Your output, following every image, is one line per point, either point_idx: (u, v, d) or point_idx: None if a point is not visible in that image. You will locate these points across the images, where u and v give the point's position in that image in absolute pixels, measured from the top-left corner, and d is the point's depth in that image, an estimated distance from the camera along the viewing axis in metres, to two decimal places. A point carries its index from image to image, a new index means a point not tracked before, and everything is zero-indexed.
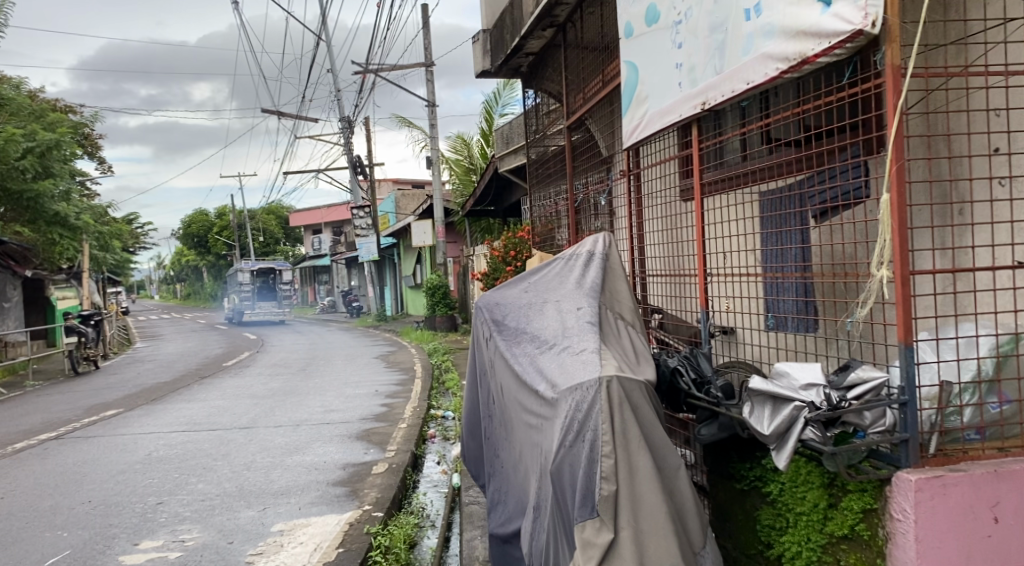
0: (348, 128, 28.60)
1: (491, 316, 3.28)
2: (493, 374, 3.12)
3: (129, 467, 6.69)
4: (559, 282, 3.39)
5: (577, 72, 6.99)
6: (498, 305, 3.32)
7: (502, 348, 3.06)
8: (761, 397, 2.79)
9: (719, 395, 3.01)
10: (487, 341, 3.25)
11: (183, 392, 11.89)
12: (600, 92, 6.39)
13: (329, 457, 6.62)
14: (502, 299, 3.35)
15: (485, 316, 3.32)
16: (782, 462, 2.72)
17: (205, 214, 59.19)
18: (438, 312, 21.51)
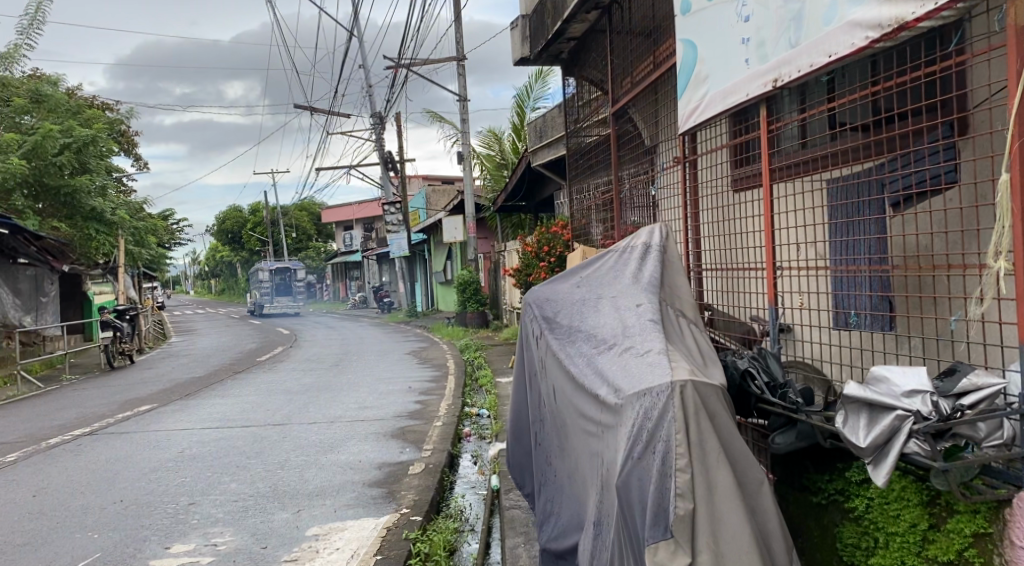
0: (380, 123, 28.57)
1: (541, 313, 3.06)
2: (543, 376, 2.89)
3: (162, 465, 6.60)
4: (615, 276, 3.14)
5: (623, 56, 6.71)
6: (548, 300, 3.10)
7: (555, 347, 2.83)
8: (856, 405, 2.57)
9: (798, 401, 2.81)
10: (538, 340, 3.02)
11: (217, 387, 11.86)
12: (648, 75, 6.10)
13: (363, 456, 6.45)
14: (551, 294, 3.13)
15: (534, 312, 3.10)
16: (880, 478, 2.47)
17: (238, 210, 59.81)
18: (470, 308, 21.34)
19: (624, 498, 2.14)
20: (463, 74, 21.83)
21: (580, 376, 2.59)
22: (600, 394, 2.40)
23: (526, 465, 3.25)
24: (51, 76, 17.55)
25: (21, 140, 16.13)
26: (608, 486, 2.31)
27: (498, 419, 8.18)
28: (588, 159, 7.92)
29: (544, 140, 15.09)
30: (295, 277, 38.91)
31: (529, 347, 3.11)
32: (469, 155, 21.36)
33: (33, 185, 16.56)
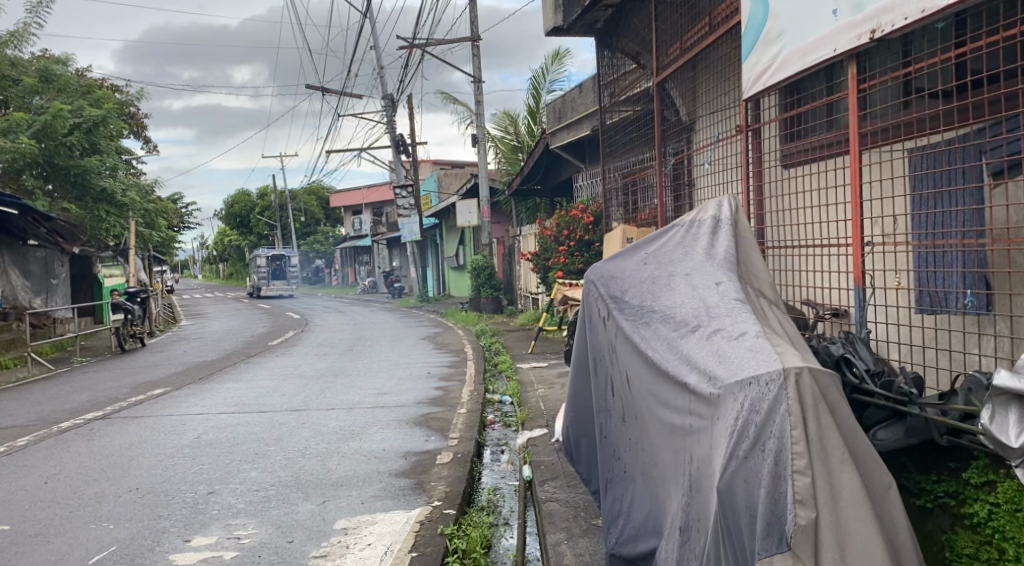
0: (391, 106, 28.21)
1: (606, 291, 2.76)
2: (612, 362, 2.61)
3: (178, 451, 6.34)
4: (684, 252, 2.83)
5: (673, 20, 6.38)
6: (614, 278, 2.80)
7: (626, 329, 2.53)
8: (1005, 398, 2.33)
9: (907, 391, 2.65)
10: (604, 321, 2.73)
11: (230, 371, 11.62)
12: (705, 37, 5.75)
13: (387, 444, 6.20)
14: (616, 271, 2.83)
15: (598, 291, 2.80)
16: None
17: (247, 193, 59.54)
18: (484, 294, 21.06)
19: (725, 503, 1.85)
20: (477, 55, 21.44)
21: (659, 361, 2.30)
22: (689, 384, 2.12)
23: (586, 457, 2.99)
24: (60, 55, 17.28)
25: (31, 120, 15.89)
26: (702, 487, 2.03)
27: (522, 407, 7.91)
28: (623, 135, 7.63)
29: (563, 122, 14.74)
30: (289, 263, 41.11)
31: (592, 331, 2.82)
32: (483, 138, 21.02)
33: (43, 165, 16.31)
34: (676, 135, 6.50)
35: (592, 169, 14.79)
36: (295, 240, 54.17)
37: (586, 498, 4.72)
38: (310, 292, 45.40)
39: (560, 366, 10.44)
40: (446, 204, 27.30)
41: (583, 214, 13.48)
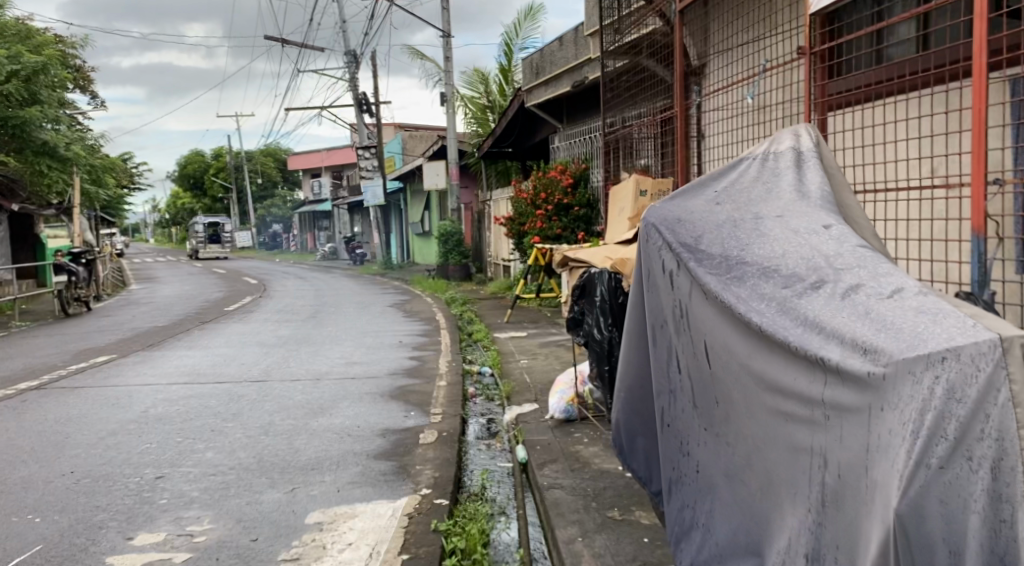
0: (354, 63, 27.04)
1: (672, 239, 2.16)
2: (685, 331, 2.07)
3: (123, 427, 5.62)
4: (767, 189, 2.25)
5: None
6: (681, 220, 2.20)
7: (710, 288, 1.98)
8: None
9: None
10: (667, 278, 2.17)
11: (184, 338, 10.80)
12: None
13: (362, 420, 5.59)
14: (681, 210, 2.23)
15: (659, 238, 2.19)
16: None
17: (201, 154, 57.42)
18: (451, 261, 20.41)
19: (914, 530, 1.43)
20: (446, 9, 20.44)
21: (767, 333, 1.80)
22: (830, 360, 1.67)
23: (635, 436, 2.54)
24: None
25: None
26: (847, 500, 1.61)
27: (505, 379, 7.37)
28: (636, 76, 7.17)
29: (540, 78, 14.05)
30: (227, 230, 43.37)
31: (648, 290, 2.25)
32: (452, 97, 20.14)
33: None
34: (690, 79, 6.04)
35: (570, 130, 14.18)
36: (252, 203, 52.50)
37: (595, 485, 4.17)
38: (266, 257, 44.10)
39: (540, 335, 9.90)
40: (411, 167, 26.39)
41: (562, 175, 12.87)
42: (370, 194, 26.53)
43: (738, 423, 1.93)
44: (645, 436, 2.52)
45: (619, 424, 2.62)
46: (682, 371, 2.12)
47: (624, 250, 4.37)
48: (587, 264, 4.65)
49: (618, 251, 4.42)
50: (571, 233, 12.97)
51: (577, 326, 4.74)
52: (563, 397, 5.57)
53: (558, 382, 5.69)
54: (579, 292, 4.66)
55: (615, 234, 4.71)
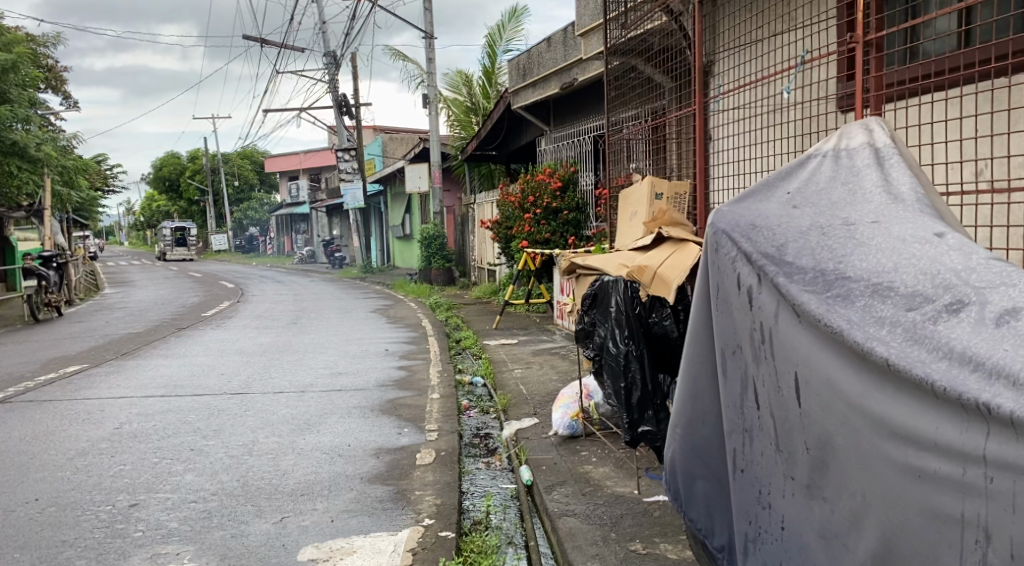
0: (334, 64, 26.59)
1: (751, 250, 2.00)
2: (777, 357, 1.88)
3: (93, 446, 5.21)
4: (858, 199, 1.99)
5: None
6: (757, 228, 2.05)
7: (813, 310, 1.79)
8: None
9: None
10: (751, 295, 1.99)
11: (159, 346, 10.34)
12: None
13: (352, 438, 5.24)
14: (757, 217, 2.08)
15: (734, 249, 2.05)
16: None
17: (177, 156, 56.48)
18: (434, 265, 20.02)
19: None
20: (429, 9, 20.08)
21: (872, 358, 1.64)
22: (1002, 409, 1.40)
23: (692, 477, 2.37)
24: None
25: None
26: None
27: (500, 390, 7.05)
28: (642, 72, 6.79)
29: (527, 80, 13.75)
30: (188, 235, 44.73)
31: (718, 311, 2.10)
32: (434, 98, 19.77)
33: None
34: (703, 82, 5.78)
35: (557, 133, 13.87)
36: (228, 206, 51.68)
37: (611, 512, 3.84)
38: (243, 261, 43.39)
39: (531, 343, 9.56)
40: (392, 169, 25.96)
41: (550, 179, 12.60)
42: (350, 196, 26.04)
43: (829, 469, 1.76)
44: (705, 478, 2.34)
45: (672, 464, 2.44)
46: (760, 406, 1.96)
47: (641, 256, 4.02)
48: (600, 271, 4.31)
49: (634, 257, 4.08)
50: (559, 237, 12.53)
51: (587, 339, 4.42)
52: (567, 412, 5.24)
53: (562, 396, 5.37)
54: (590, 301, 4.36)
55: (629, 239, 4.36)
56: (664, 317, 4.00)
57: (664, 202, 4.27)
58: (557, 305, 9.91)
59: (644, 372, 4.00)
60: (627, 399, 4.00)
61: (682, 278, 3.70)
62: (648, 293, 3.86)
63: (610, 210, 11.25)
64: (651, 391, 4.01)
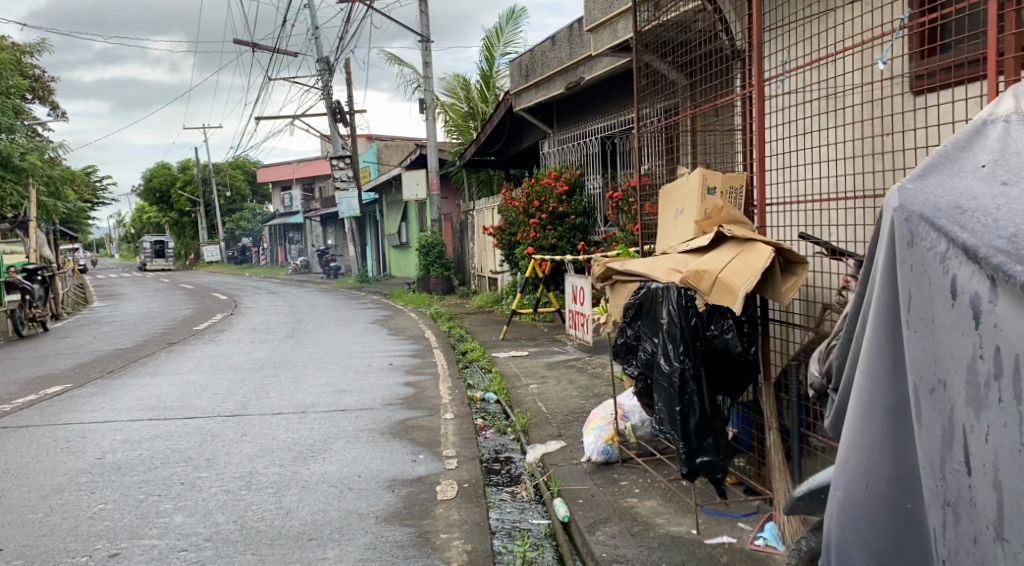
0: (328, 71, 26.05)
1: (969, 241, 1.56)
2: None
3: (71, 481, 4.64)
4: None
5: None
6: (965, 213, 1.61)
7: None
8: None
9: None
10: (979, 308, 1.52)
11: (148, 362, 9.76)
12: None
13: (362, 468, 4.70)
14: (961, 196, 1.65)
15: (941, 242, 1.60)
16: None
17: (168, 167, 55.81)
18: (433, 274, 19.45)
19: None
20: (426, 12, 19.58)
21: None
22: None
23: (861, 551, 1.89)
24: None
25: None
26: None
27: (517, 407, 6.53)
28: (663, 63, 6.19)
29: (530, 81, 13.28)
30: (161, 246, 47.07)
31: (911, 334, 1.66)
32: (431, 103, 19.24)
33: None
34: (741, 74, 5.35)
35: (560, 136, 13.38)
36: (220, 216, 51.00)
37: (670, 558, 3.32)
38: (236, 272, 42.68)
39: (543, 355, 9.03)
40: (387, 177, 25.41)
41: (556, 182, 12.02)
42: (344, 205, 25.46)
43: None
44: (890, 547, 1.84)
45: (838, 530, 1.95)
46: (972, 470, 1.57)
47: (695, 258, 3.51)
48: (645, 277, 3.79)
49: (687, 260, 3.57)
50: (566, 242, 12.07)
51: (631, 355, 3.90)
52: (601, 436, 4.72)
53: (593, 417, 4.85)
54: (633, 312, 3.83)
55: (678, 240, 3.86)
56: (724, 330, 3.48)
57: (719, 198, 3.76)
58: (569, 314, 9.38)
59: (702, 394, 3.48)
60: (682, 425, 3.47)
61: (750, 284, 3.20)
62: (708, 302, 3.37)
63: (621, 215, 10.81)
64: (710, 415, 3.49)
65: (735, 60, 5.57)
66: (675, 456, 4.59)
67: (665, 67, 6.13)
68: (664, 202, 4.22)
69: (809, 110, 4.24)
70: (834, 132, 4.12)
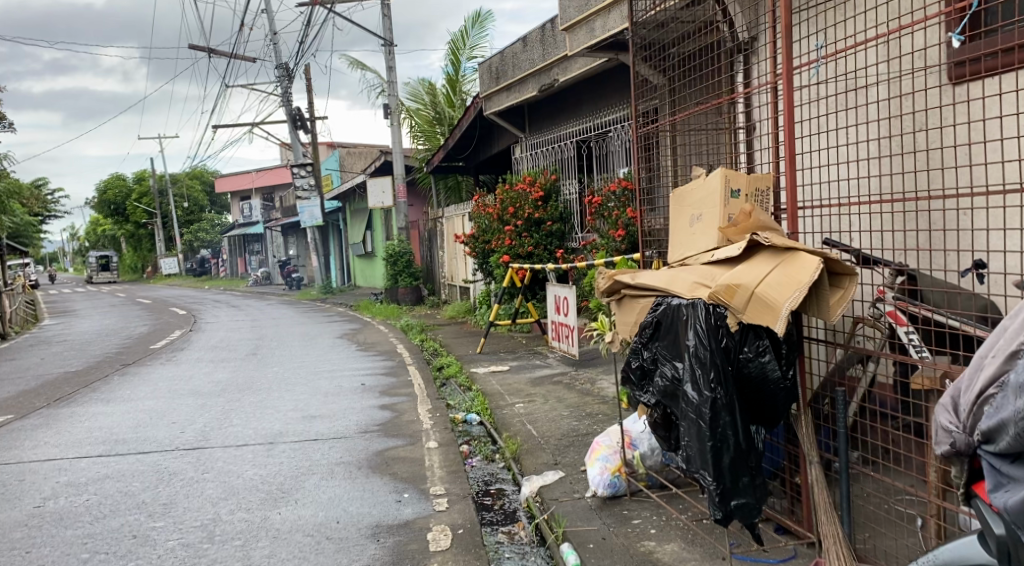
0: (287, 77, 25.31)
1: None
2: None
3: (4, 537, 4.04)
4: None
5: None
6: None
7: None
8: None
9: None
10: None
11: (99, 387, 9.05)
12: None
13: (340, 512, 4.20)
14: None
15: None
16: None
17: (122, 178, 54.28)
18: (401, 283, 18.89)
19: None
20: (388, 15, 19.04)
21: None
22: None
23: None
24: None
25: None
26: None
27: (504, 431, 6.05)
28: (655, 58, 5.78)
29: (501, 83, 12.85)
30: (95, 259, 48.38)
31: None
32: (396, 108, 18.67)
33: None
34: (744, 70, 5.04)
35: (532, 140, 12.97)
36: (177, 228, 49.61)
37: None
38: (195, 285, 41.48)
39: (525, 369, 8.55)
40: (350, 185, 24.72)
41: (531, 188, 11.56)
42: (306, 214, 24.71)
43: None
44: None
45: None
46: None
47: (724, 270, 3.10)
48: (662, 291, 3.37)
49: (713, 273, 3.16)
50: (543, 250, 11.63)
51: (646, 381, 3.43)
52: (606, 467, 4.27)
53: (597, 446, 4.39)
54: (650, 331, 3.37)
55: (699, 248, 3.44)
56: (760, 353, 3.04)
57: (744, 201, 3.35)
58: (551, 326, 8.92)
59: (736, 427, 3.03)
60: (715, 462, 3.01)
61: (792, 303, 2.81)
62: (744, 321, 2.94)
63: (599, 221, 10.41)
64: (746, 450, 3.04)
65: (737, 53, 5.20)
66: (689, 487, 4.15)
67: (655, 61, 5.74)
68: (675, 206, 3.81)
69: (833, 104, 3.89)
70: (862, 127, 3.76)
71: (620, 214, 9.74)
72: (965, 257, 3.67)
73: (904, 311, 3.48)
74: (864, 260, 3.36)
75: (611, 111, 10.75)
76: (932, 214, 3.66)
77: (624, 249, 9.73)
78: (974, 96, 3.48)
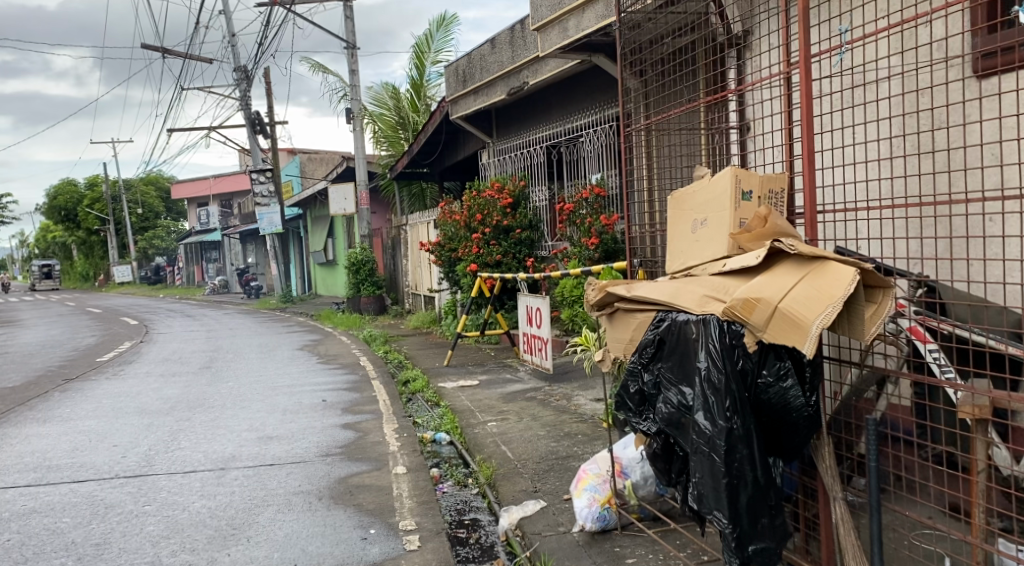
0: (245, 80, 24.62)
1: None
2: None
3: None
4: None
5: None
6: None
7: None
8: None
9: None
10: None
11: (36, 405, 8.38)
12: None
13: (298, 554, 3.73)
14: None
15: None
16: None
17: (73, 184, 52.73)
18: (363, 292, 18.34)
19: None
20: (351, 16, 18.52)
21: None
22: None
23: None
24: None
25: None
26: None
27: (477, 453, 5.63)
28: (641, 55, 5.47)
29: (468, 86, 12.48)
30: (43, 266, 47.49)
31: None
32: (359, 113, 18.13)
33: None
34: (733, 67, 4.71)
35: (501, 145, 12.61)
36: (131, 234, 48.12)
37: None
38: (149, 294, 40.20)
39: (496, 384, 8.12)
40: (311, 191, 24.07)
41: (499, 194, 11.13)
42: (265, 221, 23.97)
43: None
44: None
45: None
46: None
47: (739, 283, 2.75)
48: (665, 306, 3.00)
49: (725, 284, 2.80)
50: (512, 259, 11.24)
51: (648, 406, 3.05)
52: (595, 498, 3.87)
53: (583, 475, 3.98)
54: (652, 350, 2.98)
55: (706, 256, 3.09)
56: (781, 377, 2.68)
57: (756, 203, 3.01)
58: (523, 337, 8.52)
59: (754, 461, 2.66)
60: (731, 502, 2.64)
61: (823, 319, 2.46)
62: (764, 339, 2.57)
63: (571, 228, 10.07)
64: (764, 487, 2.67)
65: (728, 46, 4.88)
66: (685, 520, 3.77)
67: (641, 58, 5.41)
68: (673, 212, 3.46)
69: (843, 100, 3.58)
70: (877, 124, 3.47)
71: (593, 221, 9.40)
72: (988, 266, 3.38)
73: (929, 327, 3.13)
74: (885, 271, 3.01)
75: (583, 115, 10.43)
76: (951, 220, 3.36)
77: (598, 258, 9.41)
78: (999, 91, 3.20)
